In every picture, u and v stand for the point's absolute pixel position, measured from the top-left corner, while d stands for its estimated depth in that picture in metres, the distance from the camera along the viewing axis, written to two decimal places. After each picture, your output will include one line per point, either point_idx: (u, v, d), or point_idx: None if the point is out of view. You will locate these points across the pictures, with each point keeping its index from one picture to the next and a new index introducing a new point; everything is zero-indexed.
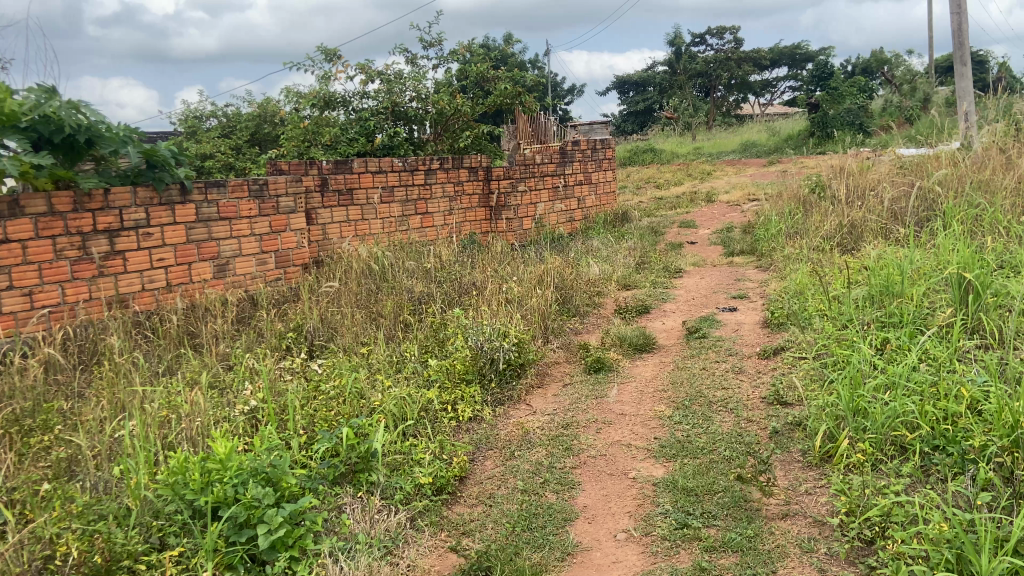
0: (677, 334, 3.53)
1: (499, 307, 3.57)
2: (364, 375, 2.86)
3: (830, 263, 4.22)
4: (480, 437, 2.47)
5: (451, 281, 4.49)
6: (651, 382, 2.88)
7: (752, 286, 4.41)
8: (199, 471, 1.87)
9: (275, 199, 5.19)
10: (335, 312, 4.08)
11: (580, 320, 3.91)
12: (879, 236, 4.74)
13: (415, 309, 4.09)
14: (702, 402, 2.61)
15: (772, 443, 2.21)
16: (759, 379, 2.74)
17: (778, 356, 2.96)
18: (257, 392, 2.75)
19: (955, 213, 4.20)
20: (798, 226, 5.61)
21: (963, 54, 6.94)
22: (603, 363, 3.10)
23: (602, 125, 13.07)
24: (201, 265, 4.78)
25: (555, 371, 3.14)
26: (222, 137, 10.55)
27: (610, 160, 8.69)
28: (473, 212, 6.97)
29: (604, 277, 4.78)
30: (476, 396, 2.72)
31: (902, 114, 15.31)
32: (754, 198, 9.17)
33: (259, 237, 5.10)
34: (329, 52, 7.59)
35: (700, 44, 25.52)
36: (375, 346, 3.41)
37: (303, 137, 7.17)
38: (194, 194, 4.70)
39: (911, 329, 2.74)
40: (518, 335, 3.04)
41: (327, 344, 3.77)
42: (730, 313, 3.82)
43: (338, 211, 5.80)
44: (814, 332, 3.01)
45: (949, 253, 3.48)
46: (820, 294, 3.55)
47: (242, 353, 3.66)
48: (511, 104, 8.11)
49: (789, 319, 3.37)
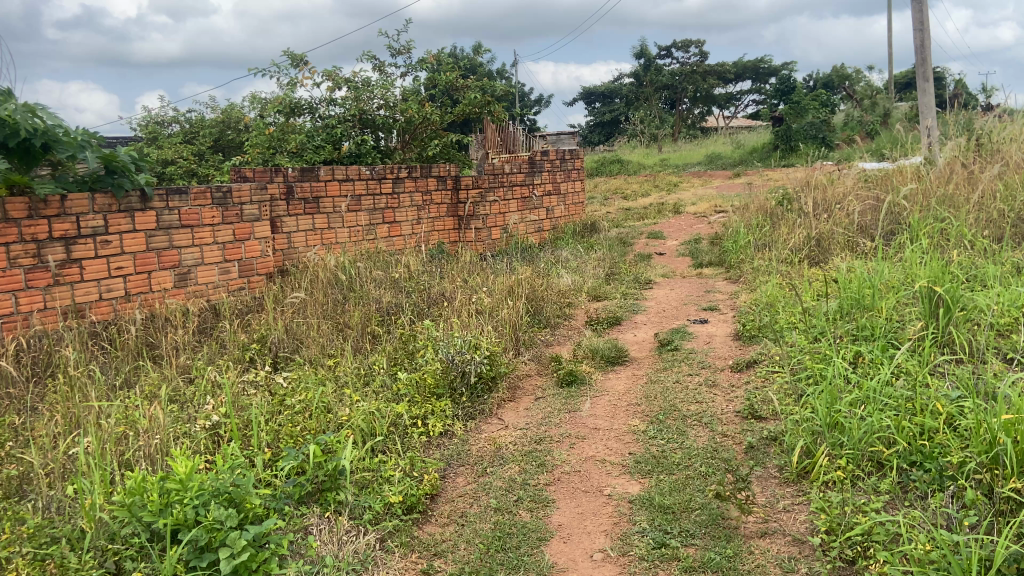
0: (649, 346, 3.50)
1: (469, 318, 3.51)
2: (331, 388, 2.78)
3: (799, 276, 4.24)
4: (451, 453, 2.40)
5: (420, 292, 4.42)
6: (624, 396, 2.85)
7: (722, 298, 4.42)
8: (158, 492, 1.78)
9: (239, 207, 5.08)
10: (300, 323, 3.99)
11: (551, 332, 3.87)
12: (846, 249, 4.79)
13: (383, 320, 4.01)
14: (676, 416, 2.58)
15: (748, 459, 2.19)
16: (732, 393, 2.72)
17: (750, 369, 2.95)
18: (219, 407, 2.66)
19: (920, 227, 4.25)
20: (765, 238, 5.65)
21: (925, 71, 7.07)
22: (575, 376, 3.05)
23: (570, 136, 13.10)
24: (162, 274, 4.64)
25: (526, 384, 3.09)
26: (184, 143, 10.35)
27: (579, 171, 8.70)
28: (441, 221, 6.91)
29: (575, 288, 4.75)
30: (447, 410, 2.65)
31: (863, 129, 15.61)
32: (721, 210, 9.25)
33: (222, 245, 4.99)
34: (296, 58, 7.49)
35: (666, 57, 25.80)
36: (342, 358, 3.33)
37: (268, 143, 7.05)
38: (155, 201, 4.57)
39: (883, 343, 2.74)
40: (490, 347, 2.99)
41: (292, 356, 3.68)
42: (701, 325, 3.81)
43: (304, 220, 5.70)
44: (786, 345, 3.00)
45: (917, 267, 3.51)
46: (791, 306, 3.56)
47: (203, 365, 3.56)
48: (480, 114, 8.08)
49: (761, 332, 3.36)
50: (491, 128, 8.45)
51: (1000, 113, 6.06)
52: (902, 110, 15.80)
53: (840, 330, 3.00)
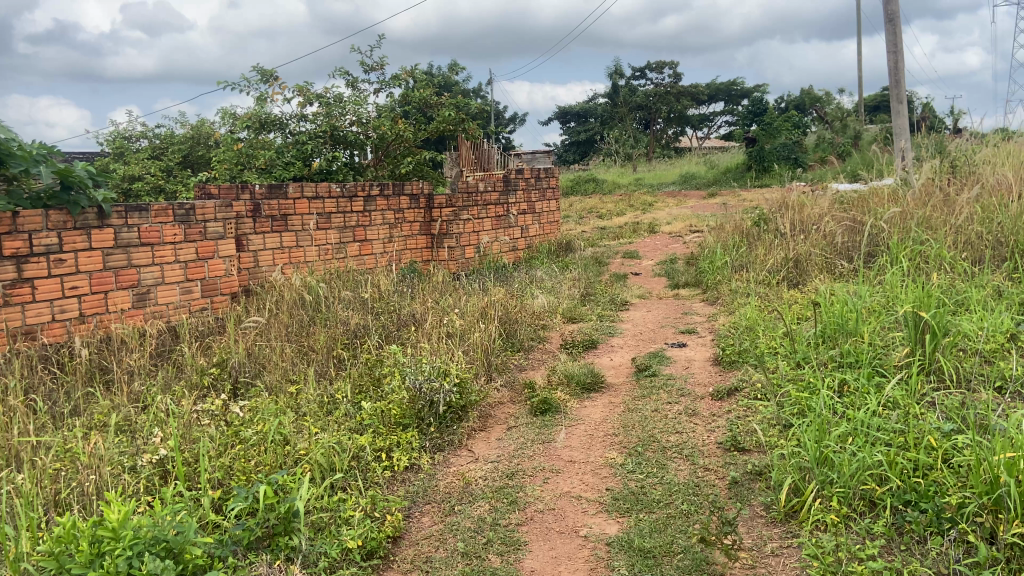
0: (626, 372, 3.37)
1: (440, 343, 3.37)
2: (290, 419, 2.62)
3: (779, 299, 4.15)
4: (416, 490, 2.25)
5: (390, 313, 4.27)
6: (601, 425, 2.71)
7: (700, 320, 4.32)
8: (89, 540, 1.61)
9: (203, 224, 4.90)
10: (264, 346, 3.82)
11: (525, 355, 3.74)
12: (824, 270, 4.72)
13: (350, 343, 3.85)
14: (656, 448, 2.45)
15: (732, 496, 2.06)
16: (713, 423, 2.60)
17: (732, 397, 2.83)
18: (170, 440, 2.48)
19: (899, 249, 4.20)
20: (742, 259, 5.58)
21: (899, 92, 7.09)
22: (550, 404, 2.91)
23: (544, 154, 13.05)
24: (119, 294, 4.44)
25: (498, 412, 2.94)
26: (152, 159, 10.13)
27: (554, 190, 8.62)
28: (414, 240, 6.76)
29: (549, 310, 4.63)
30: (413, 441, 2.50)
31: (834, 150, 15.76)
32: (696, 230, 9.21)
33: (184, 264, 4.80)
34: (266, 72, 7.33)
35: (640, 77, 25.99)
36: (305, 385, 3.17)
37: (236, 160, 6.87)
38: (113, 218, 4.38)
39: (869, 371, 2.65)
40: (460, 374, 2.84)
41: (252, 382, 3.51)
42: (679, 349, 3.70)
43: (271, 238, 5.52)
44: (768, 371, 2.90)
45: (898, 291, 3.43)
46: (771, 331, 3.46)
47: (158, 392, 3.37)
48: (454, 131, 7.97)
49: (741, 357, 3.25)
50: (465, 145, 8.34)
51: (973, 134, 6.08)
52: (872, 132, 15.98)
53: (824, 356, 2.90)
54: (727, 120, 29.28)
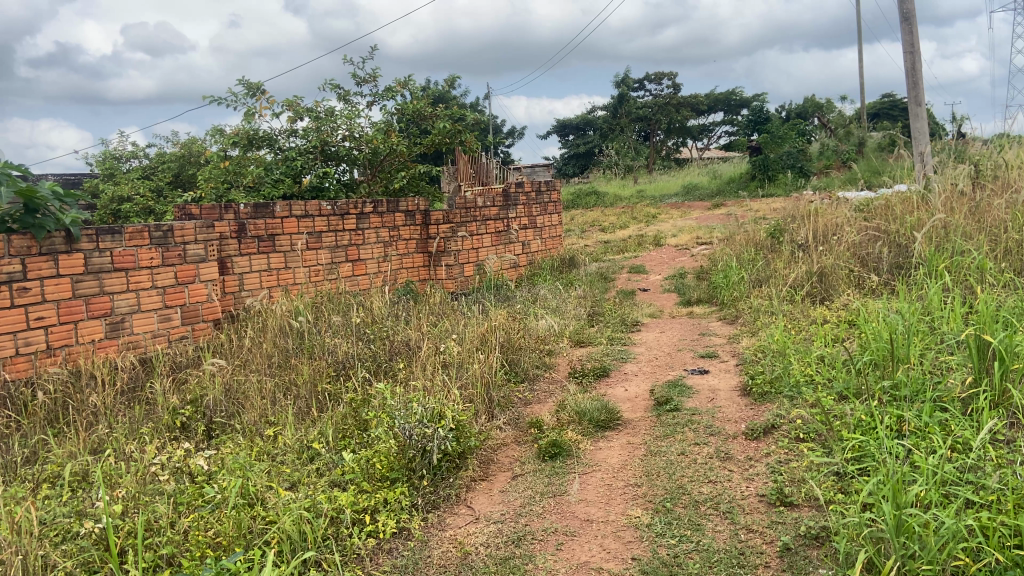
0: (643, 405, 3.02)
1: (434, 376, 3.02)
2: (262, 479, 2.27)
3: (807, 320, 3.80)
4: (405, 562, 1.89)
5: (383, 339, 3.92)
6: (620, 472, 2.35)
7: (720, 342, 3.96)
8: None
9: (182, 247, 4.56)
10: (243, 382, 3.47)
11: (530, 387, 3.38)
12: (852, 286, 4.37)
13: (337, 377, 3.50)
14: (687, 502, 2.09)
15: (787, 570, 1.70)
16: (752, 470, 2.24)
17: (768, 437, 2.48)
18: (118, 504, 2.12)
19: (937, 261, 3.85)
20: (760, 274, 5.24)
21: (917, 95, 6.76)
22: (560, 448, 2.56)
23: (544, 168, 12.72)
24: (91, 324, 4.09)
25: (501, 457, 2.58)
26: (142, 179, 9.84)
27: (555, 203, 8.28)
28: (410, 258, 6.42)
29: (555, 333, 4.27)
30: (402, 500, 2.14)
31: (838, 158, 15.44)
32: (704, 242, 8.85)
33: (162, 290, 4.45)
34: (253, 86, 7.01)
35: (639, 88, 25.73)
36: (284, 429, 2.81)
37: (222, 178, 6.55)
38: (82, 243, 4.03)
39: (930, 407, 2.29)
40: (456, 416, 2.47)
41: (228, 424, 3.17)
42: (700, 377, 3.34)
43: (258, 259, 5.18)
44: (809, 408, 2.54)
45: (946, 311, 3.08)
46: (805, 357, 3.10)
47: (123, 440, 3.02)
48: (451, 144, 7.65)
49: (773, 389, 2.90)
50: (462, 159, 8.01)
51: (999, 136, 5.75)
52: (876, 139, 15.67)
53: (873, 387, 2.54)
54: (727, 131, 28.97)
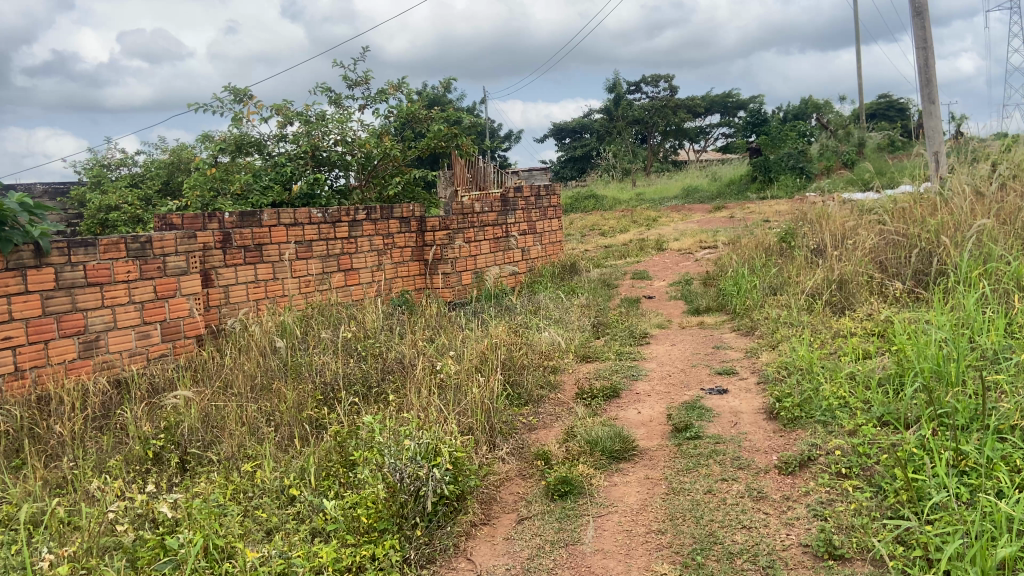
0: (660, 431, 2.74)
1: (429, 402, 2.74)
2: (235, 533, 2.00)
3: (830, 332, 3.53)
4: None
5: (375, 357, 3.64)
6: (640, 514, 2.08)
7: (736, 357, 3.69)
8: None
9: (162, 258, 4.26)
10: (222, 408, 3.19)
11: (534, 412, 3.11)
12: (874, 294, 4.10)
13: (324, 401, 3.22)
14: (721, 556, 1.81)
15: None
16: (791, 514, 1.97)
17: (805, 471, 2.21)
18: (67, 564, 1.84)
19: (970, 267, 3.58)
20: (773, 282, 4.97)
21: (931, 92, 6.48)
22: (571, 485, 2.28)
23: (542, 172, 12.46)
24: (63, 344, 3.80)
25: (505, 496, 2.31)
26: (130, 187, 9.54)
27: (554, 208, 8.01)
28: (406, 266, 6.14)
29: (559, 348, 4.00)
30: (395, 554, 1.86)
31: (839, 159, 15.22)
32: (707, 246, 8.59)
33: (140, 305, 4.15)
34: (239, 90, 6.74)
35: (636, 91, 25.49)
36: (263, 465, 2.54)
37: (208, 185, 6.26)
38: (53, 256, 3.75)
39: (991, 436, 2.02)
40: (454, 452, 2.19)
41: (205, 455, 2.89)
42: (720, 398, 3.06)
43: (245, 270, 4.90)
44: (847, 438, 2.27)
45: (991, 325, 2.80)
46: (836, 376, 2.83)
47: (88, 477, 2.74)
48: (447, 148, 7.36)
49: (804, 413, 2.63)
50: (459, 163, 7.71)
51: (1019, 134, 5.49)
52: (877, 139, 15.49)
53: (921, 413, 2.27)
54: (724, 132, 28.73)
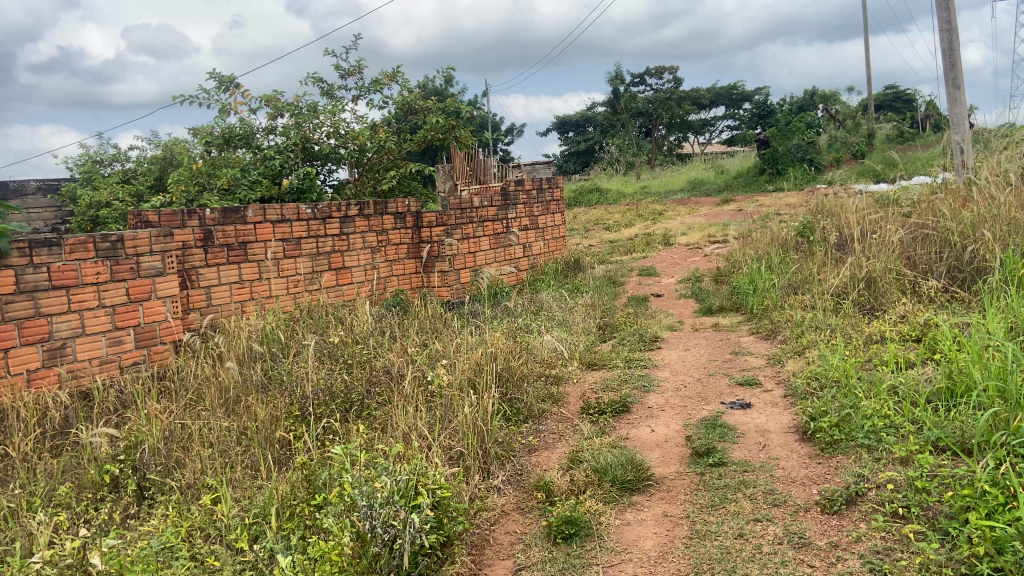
0: (678, 454, 2.42)
1: (415, 422, 2.41)
2: None
3: (862, 337, 3.20)
4: None
5: (361, 366, 3.31)
6: (659, 565, 1.76)
7: (759, 364, 3.35)
8: None
9: (135, 259, 3.91)
10: (188, 425, 2.86)
11: (534, 430, 2.78)
12: (906, 293, 3.76)
13: (301, 419, 2.89)
14: None
15: None
16: (842, 568, 1.64)
17: (852, 510, 1.88)
18: None
19: (1016, 265, 3.25)
20: (793, 280, 4.63)
21: (957, 76, 6.08)
22: (576, 526, 1.95)
23: (545, 166, 12.07)
24: (25, 352, 3.47)
25: (500, 538, 2.00)
26: (121, 183, 9.20)
27: (557, 202, 7.68)
28: (400, 265, 5.81)
29: (562, 355, 3.67)
30: None
31: (849, 150, 14.87)
32: (717, 241, 8.25)
33: (111, 310, 3.81)
34: (226, 79, 6.42)
35: (639, 84, 25.10)
36: (224, 497, 2.21)
37: (193, 179, 5.90)
38: (12, 257, 3.42)
39: None
40: (438, 490, 1.87)
41: (164, 482, 2.56)
42: (744, 415, 2.72)
43: (228, 271, 4.57)
44: (901, 471, 1.94)
45: None
46: (877, 390, 2.49)
47: (32, 509, 2.42)
48: (445, 141, 6.96)
49: (843, 436, 2.29)
50: (457, 156, 7.30)
51: None
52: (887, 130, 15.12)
53: (987, 439, 1.94)
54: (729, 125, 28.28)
